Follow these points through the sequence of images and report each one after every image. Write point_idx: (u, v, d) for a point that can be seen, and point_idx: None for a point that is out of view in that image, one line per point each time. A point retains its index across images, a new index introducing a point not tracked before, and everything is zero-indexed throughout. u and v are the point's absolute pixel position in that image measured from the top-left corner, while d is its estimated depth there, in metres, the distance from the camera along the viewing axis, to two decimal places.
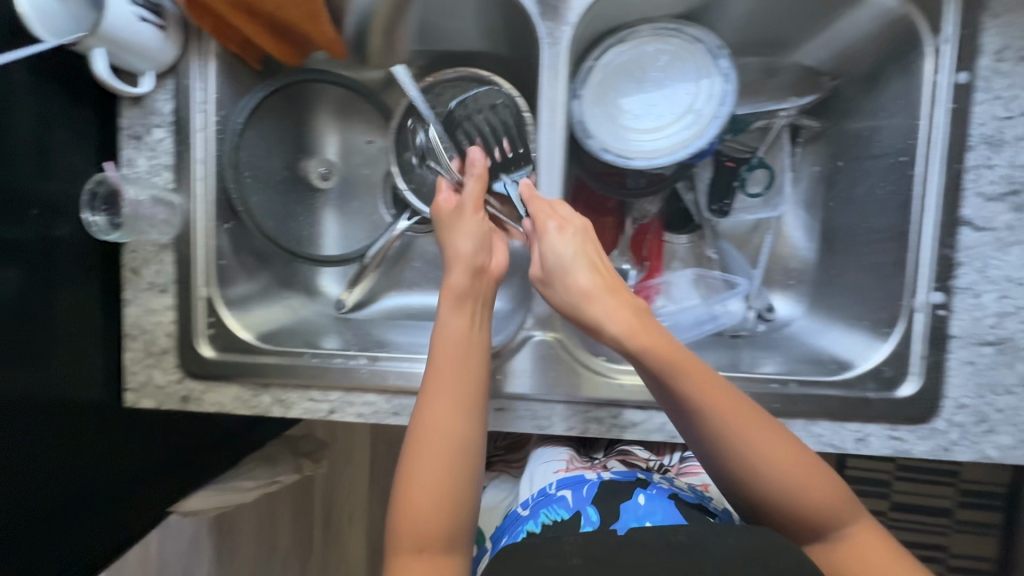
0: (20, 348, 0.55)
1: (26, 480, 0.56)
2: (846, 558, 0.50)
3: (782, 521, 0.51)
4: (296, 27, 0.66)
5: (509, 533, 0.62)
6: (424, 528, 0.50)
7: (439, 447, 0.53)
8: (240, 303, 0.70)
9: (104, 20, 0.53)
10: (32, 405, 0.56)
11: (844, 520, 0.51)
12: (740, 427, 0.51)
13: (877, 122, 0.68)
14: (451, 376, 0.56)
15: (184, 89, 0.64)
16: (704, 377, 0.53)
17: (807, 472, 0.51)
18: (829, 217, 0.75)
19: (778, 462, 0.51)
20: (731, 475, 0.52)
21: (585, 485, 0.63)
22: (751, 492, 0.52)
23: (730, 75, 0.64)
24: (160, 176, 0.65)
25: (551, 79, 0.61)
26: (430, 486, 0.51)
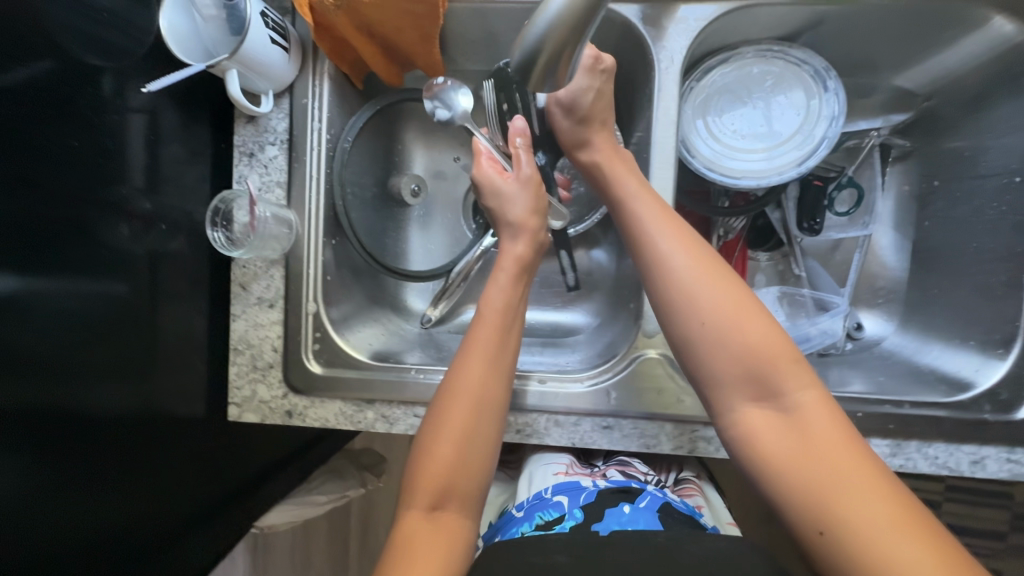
0: (122, 359, 0.57)
1: (110, 494, 0.57)
2: (775, 431, 0.50)
3: (717, 377, 0.53)
4: (407, 48, 0.67)
5: (503, 531, 0.65)
6: (451, 480, 0.55)
7: (463, 404, 0.58)
8: (340, 321, 0.71)
9: (242, 44, 0.55)
10: (125, 421, 0.58)
11: (798, 391, 0.50)
12: (699, 277, 0.55)
13: (983, 142, 0.69)
14: (490, 342, 0.61)
15: (299, 107, 0.66)
16: (673, 232, 0.57)
17: (753, 333, 0.52)
18: (924, 235, 0.75)
19: (726, 315, 0.53)
20: (676, 321, 0.55)
21: (581, 493, 0.64)
22: (690, 341, 0.54)
23: (840, 95, 0.66)
24: (272, 193, 0.67)
25: (663, 100, 0.63)
26: (452, 443, 0.56)
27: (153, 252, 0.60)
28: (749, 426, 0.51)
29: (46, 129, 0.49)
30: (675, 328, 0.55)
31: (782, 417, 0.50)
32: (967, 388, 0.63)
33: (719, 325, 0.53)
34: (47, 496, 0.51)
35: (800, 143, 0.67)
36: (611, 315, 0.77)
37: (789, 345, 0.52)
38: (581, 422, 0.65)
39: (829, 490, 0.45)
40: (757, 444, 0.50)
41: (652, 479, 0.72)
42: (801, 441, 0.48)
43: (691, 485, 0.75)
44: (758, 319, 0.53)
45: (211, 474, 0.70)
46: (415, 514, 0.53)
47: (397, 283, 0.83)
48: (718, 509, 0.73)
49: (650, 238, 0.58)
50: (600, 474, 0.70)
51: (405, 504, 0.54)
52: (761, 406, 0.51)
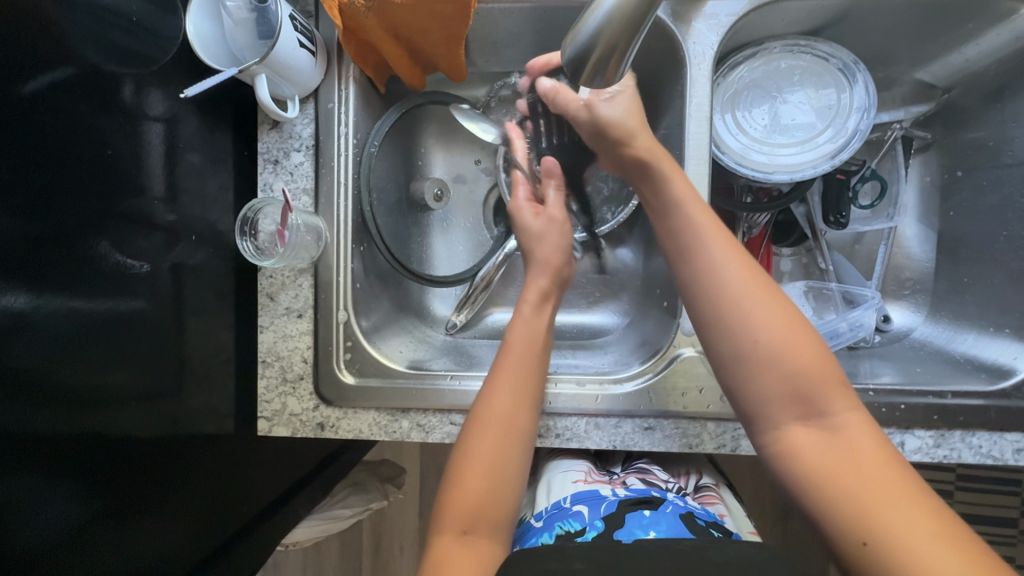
0: (137, 382, 0.54)
1: (120, 528, 0.54)
2: (820, 450, 0.48)
3: (762, 393, 0.51)
4: (431, 50, 0.66)
5: (522, 542, 0.63)
6: (481, 508, 0.54)
7: (492, 430, 0.57)
8: (370, 330, 0.70)
9: (273, 49, 0.54)
10: (138, 446, 0.55)
11: (845, 413, 0.49)
12: (750, 291, 0.53)
13: (1005, 132, 0.68)
14: (520, 370, 0.61)
15: (325, 112, 0.64)
16: (722, 245, 0.56)
17: (804, 353, 0.51)
18: (951, 225, 0.75)
19: (779, 333, 0.51)
20: (722, 334, 0.53)
21: (601, 503, 0.63)
22: (737, 353, 0.52)
23: (870, 87, 0.66)
24: (299, 200, 0.65)
25: (695, 97, 0.62)
26: (480, 473, 0.55)
27: (177, 265, 0.58)
28: (792, 443, 0.50)
29: (66, 141, 0.47)
30: (722, 340, 0.53)
31: (830, 437, 0.48)
32: (1008, 374, 0.63)
33: (769, 342, 0.51)
34: (74, 525, 0.49)
35: (831, 137, 0.67)
36: (641, 312, 0.77)
37: (836, 369, 0.51)
38: (623, 424, 0.63)
39: (874, 507, 0.44)
40: (801, 462, 0.49)
41: (673, 485, 0.71)
42: (847, 462, 0.47)
43: (711, 492, 0.74)
44: (809, 339, 0.51)
45: (241, 493, 0.68)
46: (445, 540, 0.53)
47: (422, 289, 0.82)
48: (738, 517, 0.72)
49: (699, 246, 0.56)
50: (619, 482, 0.70)
51: (435, 530, 0.54)
52: (807, 424, 0.50)
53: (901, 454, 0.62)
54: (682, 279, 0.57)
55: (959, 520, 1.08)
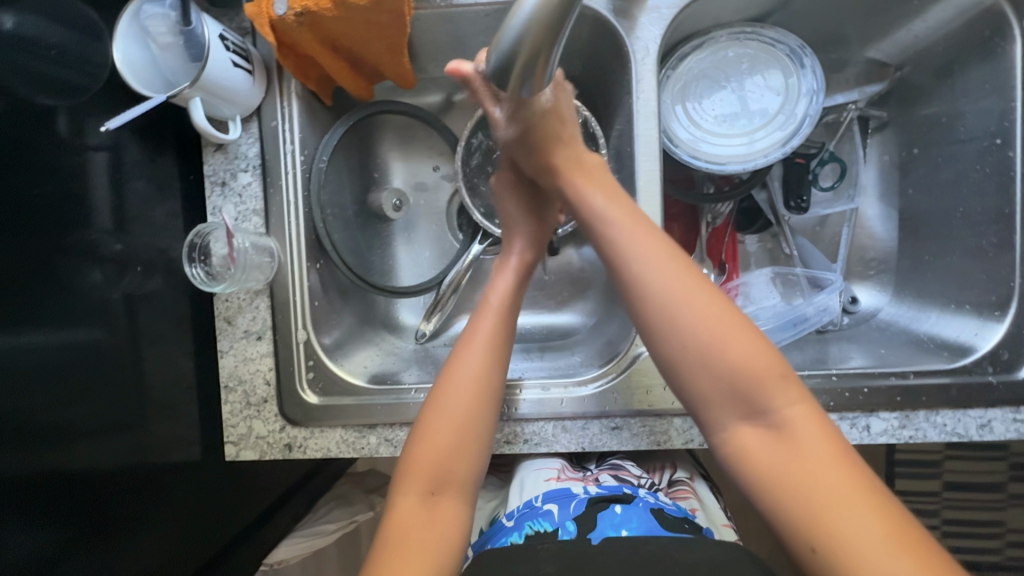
0: (100, 416, 0.54)
1: (96, 559, 0.53)
2: (768, 451, 0.48)
3: (703, 397, 0.50)
4: (374, 61, 0.65)
5: (493, 542, 0.62)
6: (446, 470, 0.54)
7: (462, 390, 0.56)
8: (334, 348, 0.69)
9: (204, 71, 0.53)
10: (107, 477, 0.54)
11: (788, 407, 0.48)
12: (680, 292, 0.50)
13: (957, 107, 0.68)
14: (490, 326, 0.59)
15: (269, 130, 0.63)
16: (649, 243, 0.53)
17: (740, 350, 0.49)
18: (910, 203, 0.75)
19: (709, 335, 0.49)
20: (656, 344, 0.51)
21: (572, 501, 0.62)
22: (673, 361, 0.51)
23: (817, 71, 0.66)
24: (249, 222, 0.64)
25: (641, 92, 0.62)
26: (447, 435, 0.54)
27: (127, 296, 0.57)
28: (742, 445, 0.49)
29: (21, 180, 0.47)
30: (660, 347, 0.51)
31: (777, 437, 0.48)
32: (968, 351, 0.63)
33: (702, 347, 0.49)
34: (41, 564, 0.48)
35: (782, 123, 0.67)
36: (607, 311, 0.76)
37: (776, 359, 0.49)
38: (589, 425, 0.63)
39: (824, 510, 0.44)
40: (751, 465, 0.48)
41: (646, 481, 0.71)
42: (795, 465, 0.46)
43: (685, 487, 0.74)
44: (741, 332, 0.49)
45: (212, 520, 0.68)
46: (407, 503, 0.53)
47: (387, 301, 0.81)
48: (712, 511, 0.72)
49: (623, 255, 0.53)
50: (591, 478, 0.69)
51: (399, 489, 0.54)
52: (753, 425, 0.49)
53: (867, 437, 0.62)
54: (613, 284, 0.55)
55: (946, 490, 1.09)
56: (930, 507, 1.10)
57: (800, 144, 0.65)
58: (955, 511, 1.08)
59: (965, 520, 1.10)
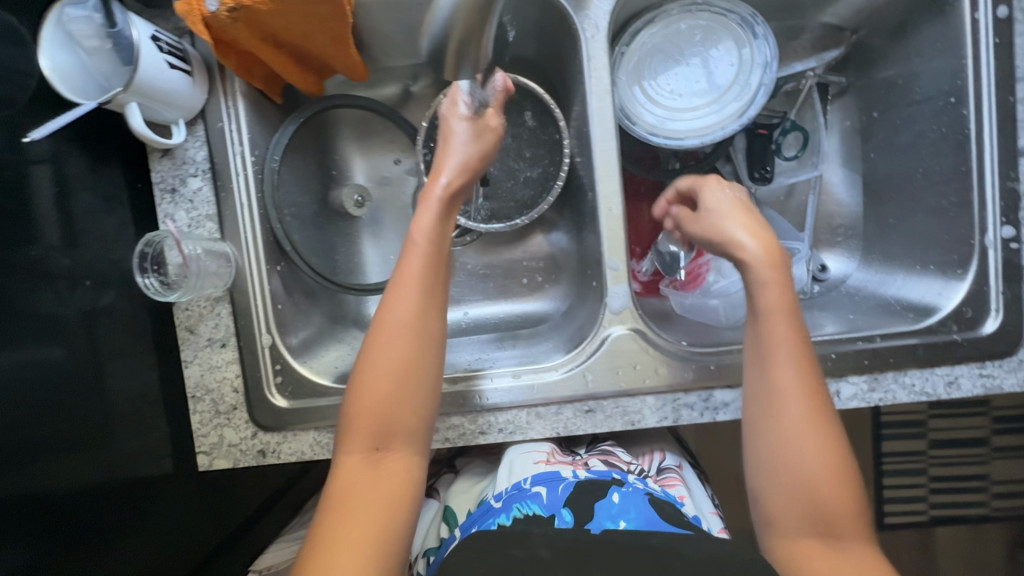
0: (61, 436, 0.52)
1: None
2: (833, 568, 0.48)
3: (779, 508, 0.51)
4: (320, 54, 0.64)
5: (478, 524, 0.58)
6: (389, 420, 0.53)
7: (398, 337, 0.55)
8: (302, 348, 0.68)
9: (136, 74, 0.51)
10: (74, 498, 0.53)
11: (859, 544, 0.49)
12: (806, 412, 0.51)
13: (912, 68, 0.68)
14: (424, 271, 0.57)
15: (217, 132, 0.62)
16: (798, 364, 0.53)
17: (838, 482, 0.50)
18: (872, 167, 0.75)
19: (822, 463, 0.50)
20: (766, 457, 0.52)
21: (561, 484, 0.58)
22: (773, 475, 0.51)
23: (770, 39, 0.65)
24: (204, 227, 0.63)
25: (593, 71, 0.61)
26: (385, 386, 0.54)
27: (83, 312, 0.56)
28: (803, 561, 0.49)
29: None
30: (772, 458, 0.51)
31: (839, 559, 0.48)
32: (932, 312, 0.64)
33: (817, 473, 0.50)
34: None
35: (737, 95, 0.66)
36: (577, 295, 0.76)
37: (863, 504, 0.50)
38: (563, 409, 0.63)
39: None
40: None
41: (635, 468, 0.69)
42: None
43: (673, 475, 0.71)
44: (845, 461, 0.51)
45: (192, 531, 0.67)
46: (352, 458, 0.52)
47: (357, 299, 0.80)
48: (698, 497, 0.70)
49: (779, 363, 0.53)
50: (581, 463, 0.65)
51: (344, 447, 0.53)
52: (812, 538, 0.50)
53: (838, 403, 0.62)
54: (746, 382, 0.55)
55: (932, 448, 1.10)
56: (919, 465, 1.11)
57: (757, 115, 0.64)
58: (941, 467, 1.10)
59: (952, 475, 1.12)
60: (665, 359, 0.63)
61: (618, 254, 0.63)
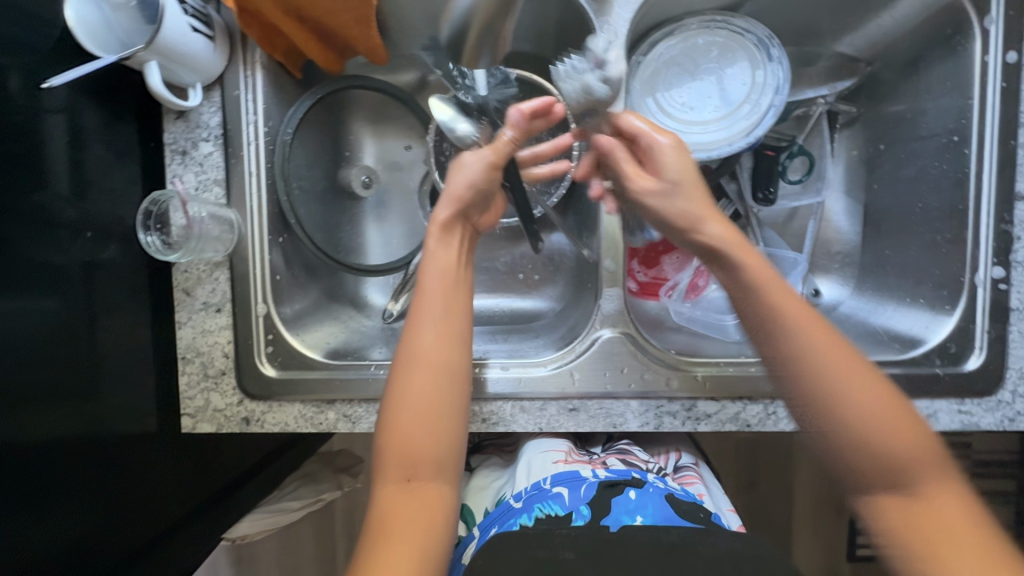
0: (46, 383, 0.52)
1: (47, 526, 0.52)
2: (913, 525, 0.45)
3: (848, 466, 0.47)
4: (342, 34, 0.65)
5: (500, 524, 0.62)
6: (417, 452, 0.54)
7: (421, 368, 0.57)
8: (295, 321, 0.69)
9: (158, 34, 0.52)
10: (52, 447, 0.52)
11: (936, 485, 0.45)
12: (840, 369, 0.48)
13: (921, 104, 0.69)
14: (438, 306, 0.59)
15: (232, 99, 0.63)
16: (780, 290, 0.51)
17: (903, 436, 0.46)
18: (875, 198, 0.76)
19: (881, 413, 0.47)
20: (812, 414, 0.48)
21: (581, 484, 0.63)
22: (830, 434, 0.48)
23: (784, 62, 0.66)
24: (210, 192, 0.64)
25: (608, 75, 0.62)
26: (416, 419, 0.55)
27: (83, 263, 0.56)
28: (878, 514, 0.46)
29: None
30: (815, 425, 0.49)
31: (914, 510, 0.45)
32: (917, 344, 0.65)
33: (863, 425, 0.47)
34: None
35: (748, 113, 0.67)
36: (574, 296, 0.76)
37: (933, 442, 0.47)
38: (548, 406, 0.64)
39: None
40: (890, 536, 0.45)
41: (653, 466, 0.71)
42: (945, 543, 0.43)
43: (691, 472, 0.73)
44: (885, 404, 0.47)
45: (173, 489, 0.66)
46: (389, 487, 0.54)
47: (356, 279, 0.81)
48: (717, 496, 0.71)
49: (788, 317, 0.50)
50: (599, 461, 0.69)
51: (377, 481, 0.54)
52: (892, 496, 0.46)
53: None
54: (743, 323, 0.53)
55: None
56: None
57: (765, 135, 0.65)
58: None
59: None
60: (653, 366, 0.63)
61: (615, 255, 0.64)
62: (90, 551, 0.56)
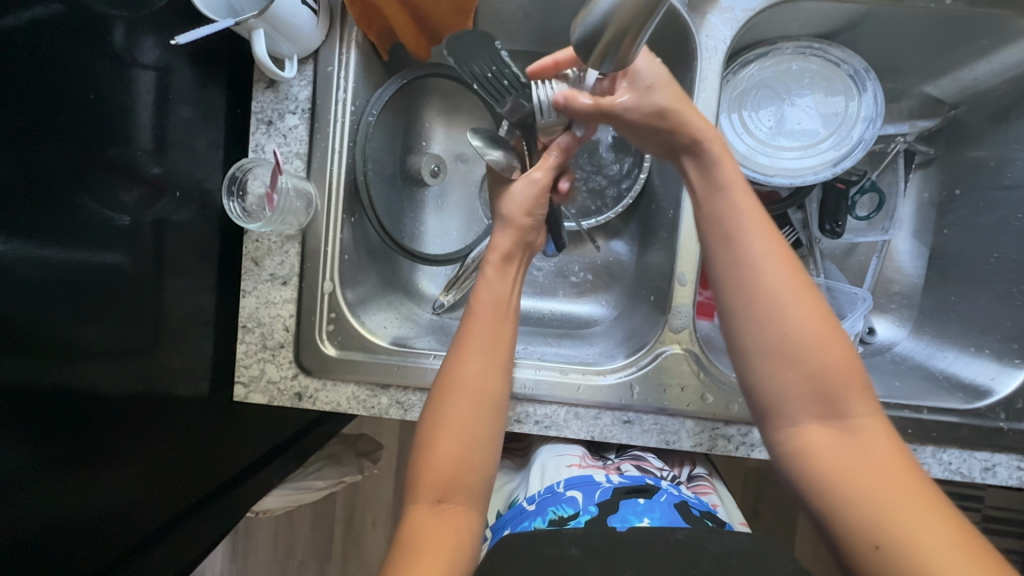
0: (112, 336, 0.52)
1: (97, 479, 0.53)
2: (838, 451, 0.48)
3: (783, 387, 0.50)
4: (438, 21, 0.65)
5: (513, 526, 0.62)
6: (455, 476, 0.53)
7: (461, 395, 0.56)
8: (355, 303, 0.69)
9: (272, 3, 0.52)
10: (112, 399, 0.53)
11: (865, 417, 0.49)
12: (803, 314, 0.50)
13: (1008, 154, 0.68)
14: (487, 334, 0.59)
15: (324, 75, 0.63)
16: (762, 232, 0.53)
17: (830, 356, 0.49)
18: (944, 242, 0.76)
19: (810, 331, 0.50)
20: (753, 326, 0.52)
21: (596, 490, 0.61)
22: (764, 350, 0.51)
23: (878, 96, 0.67)
24: (291, 164, 0.64)
25: (703, 90, 0.61)
26: (453, 440, 0.54)
27: (160, 220, 0.56)
28: (808, 443, 0.49)
29: (56, 82, 0.45)
30: (765, 361, 0.51)
31: (848, 438, 0.48)
32: (985, 394, 0.64)
33: (798, 338, 0.50)
34: (16, 476, 0.45)
35: (835, 144, 0.68)
36: (630, 306, 0.76)
37: (861, 371, 0.50)
38: (602, 415, 0.63)
39: (893, 510, 0.44)
40: (817, 460, 0.48)
41: (667, 474, 0.70)
42: (871, 472, 0.46)
43: (704, 483, 0.72)
44: (841, 351, 0.50)
45: (210, 460, 0.65)
46: (420, 507, 0.52)
47: (411, 267, 0.81)
48: (730, 507, 0.70)
49: (737, 237, 0.54)
50: (613, 468, 0.67)
51: (410, 499, 0.53)
52: (827, 428, 0.49)
53: None
54: (713, 263, 0.55)
55: None
56: None
57: (851, 166, 0.66)
58: None
59: None
60: (713, 388, 0.63)
61: (689, 270, 0.64)
62: (131, 509, 0.56)
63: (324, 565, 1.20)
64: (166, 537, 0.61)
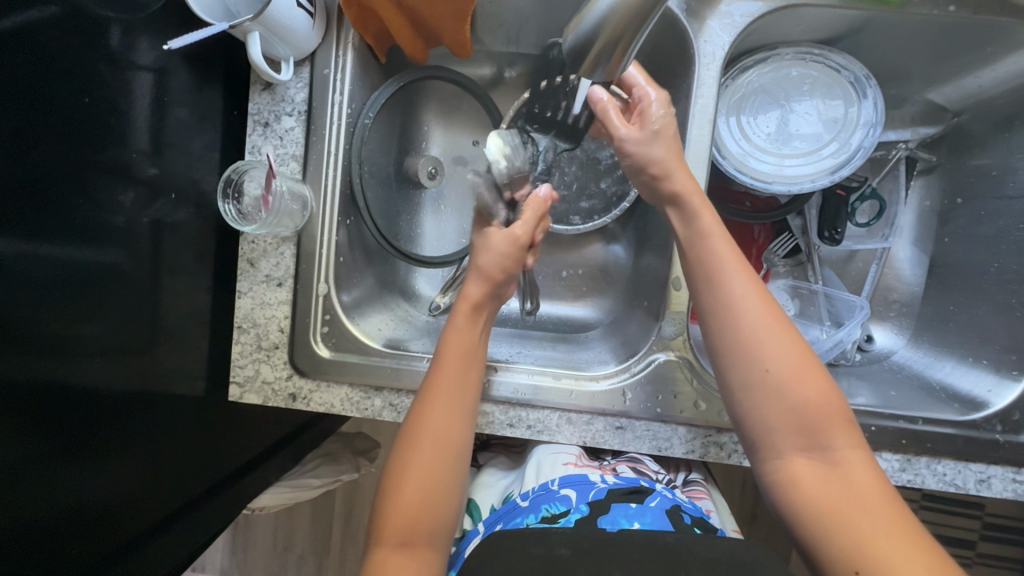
0: (105, 336, 0.52)
1: (96, 475, 0.53)
2: (821, 487, 0.48)
3: (767, 424, 0.50)
4: (435, 24, 0.65)
5: (505, 521, 0.61)
6: (423, 505, 0.53)
7: (433, 427, 0.56)
8: (352, 307, 0.69)
9: (267, 7, 0.52)
10: (106, 398, 0.53)
11: (848, 449, 0.49)
12: (780, 355, 0.51)
13: (1011, 163, 0.67)
14: (457, 368, 0.58)
15: (320, 77, 0.63)
16: (743, 272, 0.54)
17: (814, 392, 0.50)
18: (944, 250, 0.75)
19: (790, 368, 0.50)
20: (734, 364, 0.52)
21: (590, 489, 0.61)
22: (745, 389, 0.51)
23: (879, 103, 0.66)
24: (287, 166, 0.64)
25: (700, 97, 0.61)
26: (424, 472, 0.54)
27: (156, 221, 0.56)
28: (794, 477, 0.49)
29: (53, 85, 0.46)
30: (744, 399, 0.51)
31: (830, 474, 0.48)
32: (981, 406, 0.63)
33: (779, 376, 0.50)
34: (16, 470, 0.46)
35: (834, 152, 0.68)
36: (625, 312, 0.76)
37: (843, 405, 0.51)
38: (595, 421, 0.63)
39: (873, 544, 0.44)
40: (800, 496, 0.49)
41: (663, 477, 0.70)
42: (854, 505, 0.46)
43: (700, 488, 0.72)
44: (822, 388, 0.50)
45: (205, 459, 0.66)
46: (391, 536, 0.52)
47: (407, 268, 0.81)
48: (724, 513, 0.71)
49: (720, 280, 0.54)
50: (610, 469, 0.68)
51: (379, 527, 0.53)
52: (811, 463, 0.49)
53: None
54: (698, 303, 0.55)
55: None
56: None
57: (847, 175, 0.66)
58: None
59: None
60: (705, 395, 0.63)
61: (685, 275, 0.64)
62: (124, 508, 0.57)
63: (321, 561, 1.21)
64: (160, 535, 0.61)
